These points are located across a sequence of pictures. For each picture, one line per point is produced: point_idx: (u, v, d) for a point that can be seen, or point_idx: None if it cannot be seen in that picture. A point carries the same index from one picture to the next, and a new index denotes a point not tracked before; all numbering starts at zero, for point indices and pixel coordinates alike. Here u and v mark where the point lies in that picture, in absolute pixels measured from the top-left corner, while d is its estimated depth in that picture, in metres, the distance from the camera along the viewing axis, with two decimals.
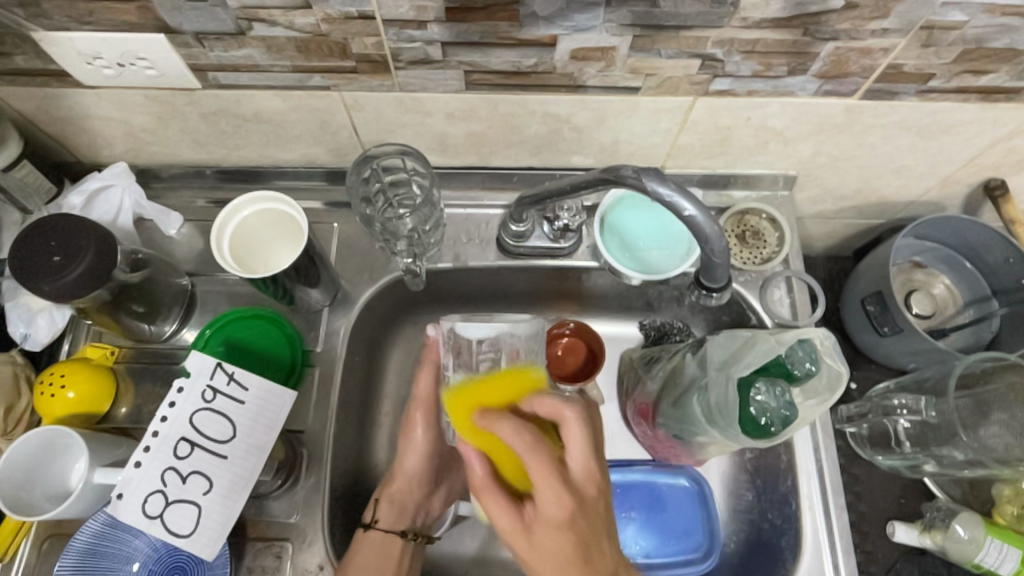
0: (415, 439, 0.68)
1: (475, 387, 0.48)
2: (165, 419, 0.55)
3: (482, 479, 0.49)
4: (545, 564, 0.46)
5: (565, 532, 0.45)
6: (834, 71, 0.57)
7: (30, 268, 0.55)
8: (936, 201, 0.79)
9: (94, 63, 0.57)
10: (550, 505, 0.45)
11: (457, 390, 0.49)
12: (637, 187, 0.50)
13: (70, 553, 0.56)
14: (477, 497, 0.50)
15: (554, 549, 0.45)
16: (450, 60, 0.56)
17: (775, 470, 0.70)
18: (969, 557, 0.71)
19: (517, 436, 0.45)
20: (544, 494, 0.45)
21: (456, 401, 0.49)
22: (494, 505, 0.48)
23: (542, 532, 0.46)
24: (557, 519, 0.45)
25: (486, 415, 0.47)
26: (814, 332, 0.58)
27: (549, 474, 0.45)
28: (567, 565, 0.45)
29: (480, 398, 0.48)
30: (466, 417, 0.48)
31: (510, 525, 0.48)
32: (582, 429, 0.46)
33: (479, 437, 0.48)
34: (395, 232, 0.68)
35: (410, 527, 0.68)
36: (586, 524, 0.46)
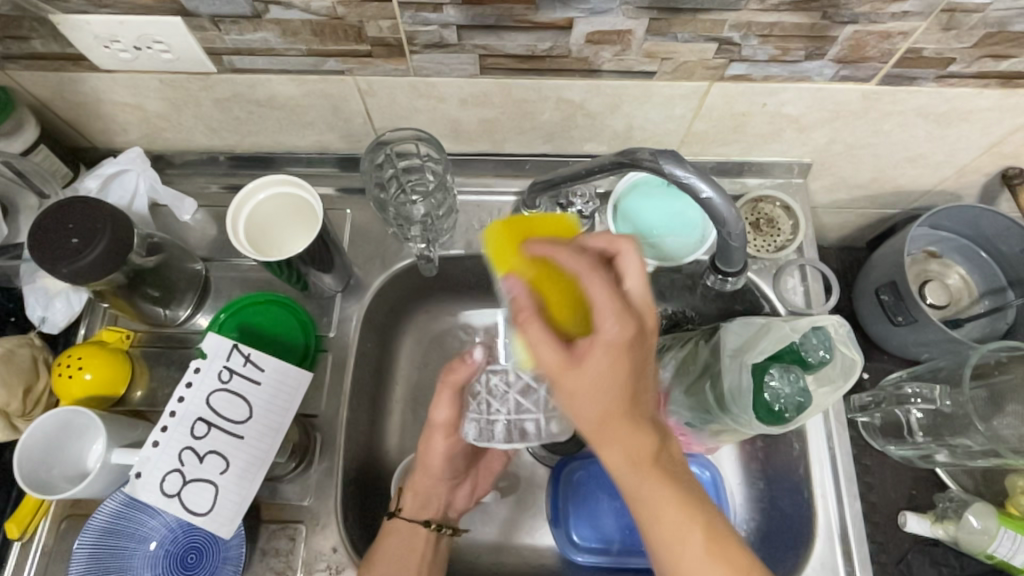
0: (435, 444, 0.65)
1: (507, 236, 0.53)
2: (182, 399, 0.55)
3: (528, 309, 0.46)
4: (596, 390, 0.43)
5: (625, 355, 0.43)
6: (852, 56, 0.57)
7: (50, 249, 0.55)
8: (952, 189, 0.78)
9: (111, 47, 0.57)
10: (610, 322, 0.43)
11: (496, 239, 0.53)
12: (654, 170, 0.50)
13: (89, 531, 0.56)
14: (517, 327, 0.47)
15: (610, 375, 0.43)
16: (464, 44, 0.56)
17: (787, 459, 0.70)
18: (982, 548, 0.70)
19: (578, 257, 0.45)
20: (608, 319, 0.43)
21: (504, 236, 0.53)
22: (547, 354, 0.44)
23: (598, 355, 0.43)
24: (621, 338, 0.43)
25: (542, 244, 0.47)
26: (830, 321, 0.59)
27: (616, 304, 0.43)
28: (621, 395, 0.44)
29: (529, 231, 0.53)
30: (512, 256, 0.51)
31: (554, 357, 0.44)
32: (637, 257, 0.46)
33: (533, 270, 0.49)
34: (408, 217, 0.68)
35: (434, 518, 0.68)
36: (642, 352, 0.44)
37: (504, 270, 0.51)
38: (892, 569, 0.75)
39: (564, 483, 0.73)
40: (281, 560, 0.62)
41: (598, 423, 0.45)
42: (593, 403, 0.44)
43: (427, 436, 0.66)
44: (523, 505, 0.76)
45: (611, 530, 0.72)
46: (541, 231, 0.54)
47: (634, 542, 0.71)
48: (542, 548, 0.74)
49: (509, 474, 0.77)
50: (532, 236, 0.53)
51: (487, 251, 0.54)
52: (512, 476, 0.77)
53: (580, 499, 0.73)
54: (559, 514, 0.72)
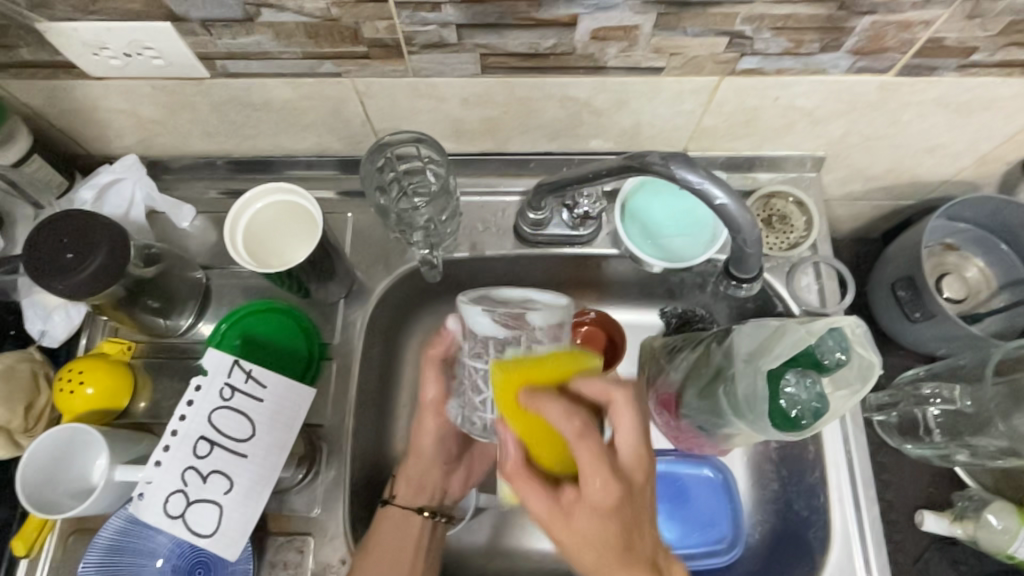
0: (425, 425, 0.64)
1: (514, 379, 0.44)
2: (183, 418, 0.54)
3: (515, 454, 0.46)
4: (584, 541, 0.46)
5: (612, 517, 0.45)
6: (869, 47, 0.54)
7: (46, 265, 0.54)
8: (971, 179, 0.76)
9: (100, 54, 0.55)
10: (598, 492, 0.45)
11: (500, 381, 0.45)
12: (664, 174, 0.48)
13: (94, 549, 0.56)
14: (506, 480, 0.47)
15: (597, 531, 0.46)
16: (465, 43, 0.54)
17: (803, 461, 0.69)
18: (1002, 548, 0.68)
19: (567, 421, 0.43)
20: (592, 483, 0.44)
21: (506, 381, 0.45)
22: (536, 503, 0.46)
23: (583, 514, 0.45)
24: (603, 504, 0.45)
25: (533, 394, 0.44)
26: (848, 320, 0.55)
27: (608, 473, 0.44)
28: (612, 537, 0.46)
29: (530, 375, 0.45)
30: (514, 410, 0.44)
31: (544, 508, 0.46)
32: (630, 408, 0.46)
33: (522, 423, 0.44)
34: (411, 223, 0.66)
35: (429, 506, 0.68)
36: (631, 510, 0.46)
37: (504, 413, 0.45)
38: (910, 568, 0.74)
39: None
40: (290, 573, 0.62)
41: (598, 566, 0.47)
42: (586, 550, 0.47)
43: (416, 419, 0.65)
44: None
45: None
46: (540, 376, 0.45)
47: None
48: (553, 552, 0.73)
49: None
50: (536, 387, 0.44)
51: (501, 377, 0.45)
52: None
53: None
54: None
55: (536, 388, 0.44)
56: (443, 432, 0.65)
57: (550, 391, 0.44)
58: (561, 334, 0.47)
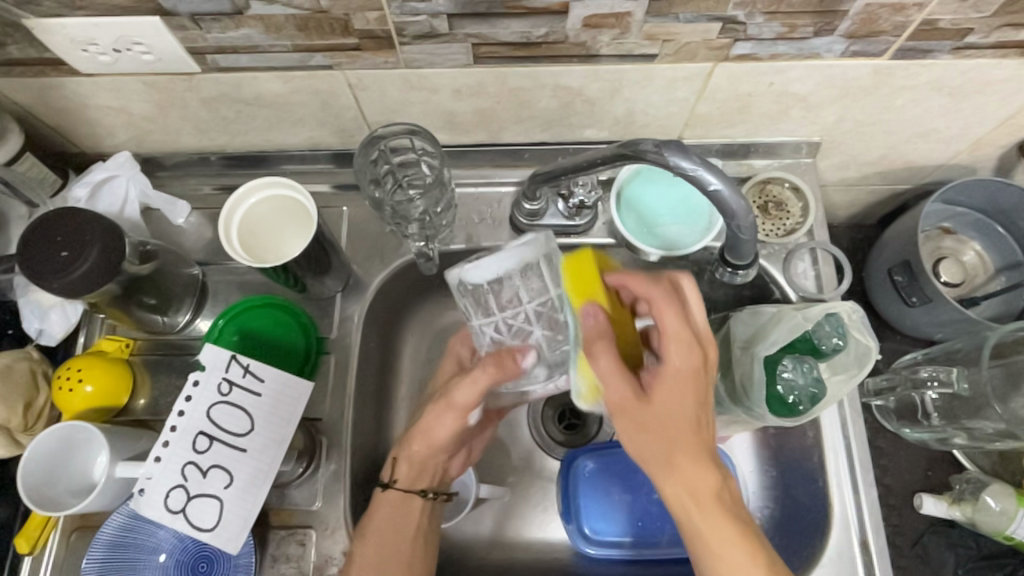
0: (443, 418, 0.62)
1: (588, 262, 0.50)
2: (181, 413, 0.54)
3: (603, 335, 0.48)
4: (665, 421, 0.46)
5: (693, 383, 0.47)
6: (863, 30, 0.54)
7: (40, 264, 0.54)
8: (967, 163, 0.75)
9: (89, 50, 0.55)
10: (679, 354, 0.47)
11: (572, 269, 0.50)
12: (658, 161, 0.48)
13: (97, 546, 0.56)
14: (586, 354, 0.48)
15: (682, 404, 0.46)
16: (456, 33, 0.54)
17: (800, 447, 0.69)
18: (1000, 529, 0.68)
19: (653, 287, 0.50)
20: (673, 336, 0.48)
21: (582, 264, 0.50)
22: (617, 384, 0.47)
23: (666, 386, 0.47)
24: (687, 368, 0.47)
25: (617, 274, 0.51)
26: (843, 306, 0.56)
27: (686, 335, 0.48)
28: (684, 429, 0.46)
29: (600, 268, 0.52)
30: (595, 284, 0.49)
31: (625, 392, 0.47)
32: (698, 291, 0.50)
33: (610, 303, 0.49)
34: (406, 215, 0.66)
35: (429, 487, 0.66)
36: (708, 382, 0.48)
37: (576, 306, 0.49)
38: (908, 551, 0.75)
39: (575, 474, 0.73)
40: (292, 566, 0.62)
41: (662, 448, 0.46)
42: (653, 434, 0.46)
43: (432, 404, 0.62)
44: (533, 499, 0.75)
45: (624, 523, 0.71)
46: (602, 266, 0.53)
47: (646, 537, 0.71)
48: (554, 541, 0.73)
49: (517, 468, 0.76)
50: (603, 274, 0.52)
51: (563, 275, 0.50)
52: (521, 470, 0.76)
53: (592, 488, 0.72)
54: (569, 509, 0.71)
55: (614, 273, 0.52)
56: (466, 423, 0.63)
57: (624, 276, 0.52)
58: (601, 260, 0.53)
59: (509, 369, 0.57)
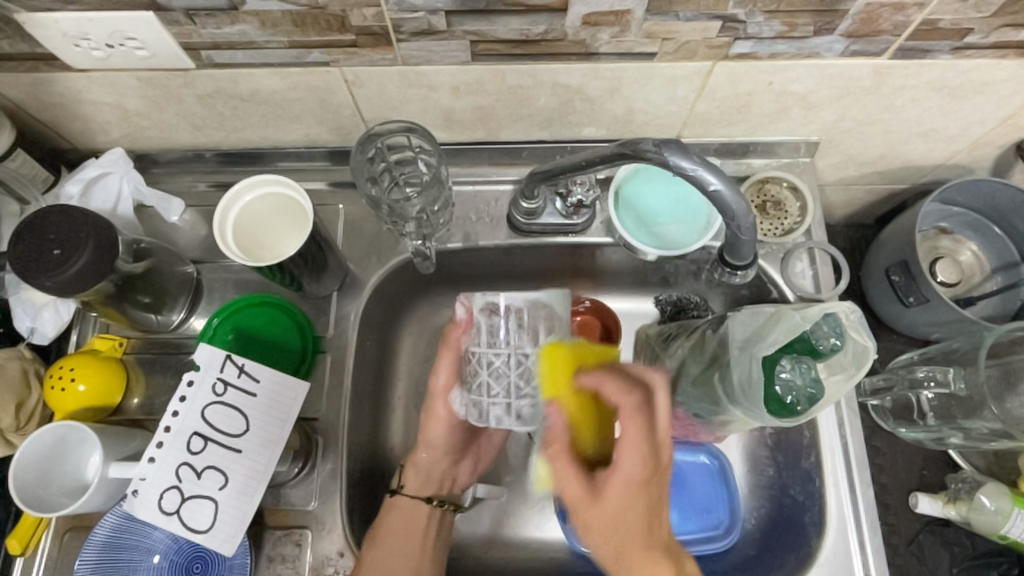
0: (436, 416, 0.63)
1: (564, 355, 0.47)
2: (176, 414, 0.54)
3: (561, 438, 0.48)
4: (610, 526, 0.46)
5: (642, 492, 0.46)
6: (864, 29, 0.53)
7: (30, 261, 0.53)
8: (964, 163, 0.75)
9: (81, 45, 0.54)
10: (632, 466, 0.46)
11: (547, 365, 0.47)
12: (658, 161, 0.48)
13: (90, 547, 0.56)
14: (545, 454, 0.49)
15: (626, 512, 0.46)
16: (454, 30, 0.53)
17: (797, 447, 0.69)
18: (994, 529, 0.69)
19: (623, 394, 0.46)
20: (628, 461, 0.46)
21: (555, 362, 0.47)
22: (571, 488, 0.47)
23: (616, 490, 0.46)
24: (637, 478, 0.46)
25: (593, 374, 0.47)
26: (841, 306, 0.56)
27: (643, 449, 0.46)
28: (637, 530, 0.46)
29: (578, 356, 0.48)
30: (563, 381, 0.47)
31: (579, 492, 0.47)
32: (667, 394, 0.47)
33: (579, 403, 0.47)
34: (403, 214, 0.65)
35: (437, 495, 0.68)
36: (659, 485, 0.47)
37: (552, 397, 0.47)
38: (904, 551, 0.75)
39: None
40: (287, 566, 0.62)
41: (620, 548, 0.47)
42: (613, 532, 0.47)
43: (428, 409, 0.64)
44: (530, 498, 0.75)
45: None
46: (586, 355, 0.50)
47: None
48: (550, 541, 0.73)
49: (514, 468, 0.76)
50: (580, 362, 0.48)
51: (537, 365, 0.47)
52: (518, 470, 0.76)
53: None
54: (567, 509, 0.71)
55: (593, 370, 0.47)
56: (457, 422, 0.63)
57: (595, 368, 0.48)
58: (601, 357, 0.51)
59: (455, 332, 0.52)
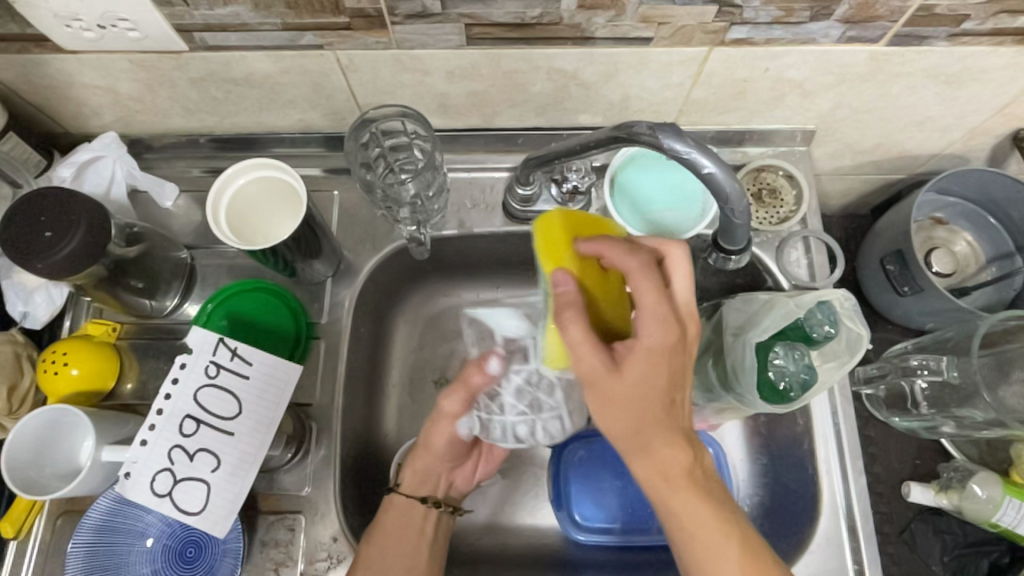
0: (440, 428, 0.64)
1: (555, 226, 0.55)
2: (168, 397, 0.53)
3: (573, 305, 0.49)
4: (631, 399, 0.47)
5: (665, 360, 0.48)
6: (860, 15, 0.53)
7: (22, 243, 0.53)
8: (960, 153, 0.75)
9: (72, 26, 0.54)
10: (654, 330, 0.48)
11: (544, 233, 0.55)
12: (652, 144, 0.48)
13: (83, 530, 0.56)
14: (557, 322, 0.49)
15: (649, 378, 0.47)
16: (449, 12, 0.53)
17: (791, 434, 0.69)
18: (985, 517, 0.69)
19: (631, 255, 0.51)
20: (650, 330, 0.48)
21: (550, 229, 0.55)
22: (590, 360, 0.48)
23: (638, 361, 0.47)
24: (660, 342, 0.48)
25: (591, 243, 0.52)
26: (835, 294, 0.56)
27: (662, 313, 0.49)
28: (652, 405, 0.47)
29: (579, 228, 0.56)
30: (562, 250, 0.53)
31: (597, 364, 0.48)
32: (686, 260, 0.52)
33: (578, 266, 0.52)
34: (398, 199, 0.65)
35: (433, 496, 0.67)
36: (680, 357, 0.49)
37: (548, 274, 0.51)
38: (895, 538, 0.76)
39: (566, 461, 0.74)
40: (281, 551, 0.62)
41: (634, 430, 0.48)
42: (623, 412, 0.48)
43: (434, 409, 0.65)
44: (524, 486, 0.75)
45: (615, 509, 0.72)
46: (588, 228, 0.57)
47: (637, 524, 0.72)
48: (545, 528, 0.73)
49: (508, 455, 0.76)
50: (581, 236, 0.55)
51: (536, 241, 0.55)
52: (512, 457, 0.76)
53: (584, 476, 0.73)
54: (560, 494, 0.72)
55: (590, 239, 0.53)
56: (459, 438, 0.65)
57: (602, 238, 0.53)
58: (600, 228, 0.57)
59: (475, 381, 0.62)
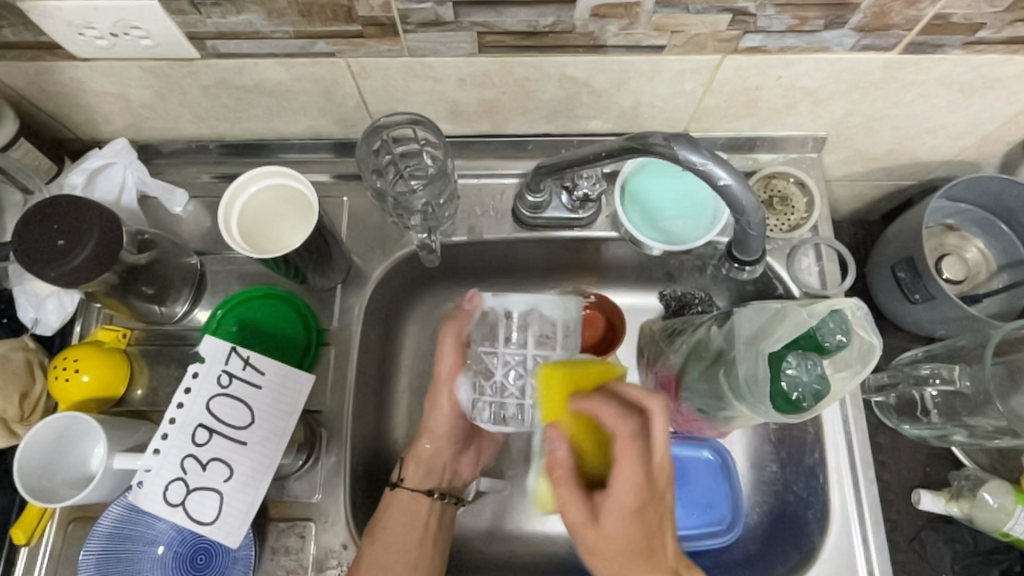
0: (441, 400, 0.66)
1: (560, 382, 0.51)
2: (181, 406, 0.54)
3: (563, 466, 0.50)
4: (610, 549, 0.49)
5: (637, 519, 0.47)
6: (875, 24, 0.53)
7: (35, 251, 0.53)
8: (973, 159, 0.75)
9: (85, 34, 0.54)
10: (627, 493, 0.47)
11: (546, 383, 0.51)
12: (667, 155, 0.47)
13: (95, 537, 0.55)
14: (551, 479, 0.51)
15: (625, 538, 0.48)
16: (462, 21, 0.53)
17: (801, 442, 0.69)
18: (997, 526, 0.69)
19: (620, 420, 0.47)
20: (624, 477, 0.46)
21: (551, 381, 0.51)
22: (574, 514, 0.49)
23: (614, 517, 0.47)
24: (633, 506, 0.47)
25: (585, 399, 0.49)
26: (847, 302, 0.55)
27: (638, 465, 0.46)
28: (632, 539, 0.48)
29: (577, 380, 0.51)
30: (561, 406, 0.50)
31: (580, 518, 0.49)
32: (665, 416, 0.47)
33: (574, 424, 0.49)
34: (409, 207, 0.65)
35: (438, 488, 0.69)
36: (654, 515, 0.48)
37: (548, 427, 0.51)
38: (906, 547, 0.75)
39: None
40: (291, 558, 0.62)
41: (613, 541, 0.48)
42: (605, 549, 0.49)
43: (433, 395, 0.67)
44: None
45: None
46: (590, 382, 0.52)
47: None
48: (553, 535, 0.73)
49: (517, 462, 0.76)
50: (580, 385, 0.51)
51: (538, 392, 0.52)
52: (520, 464, 0.76)
53: None
54: None
55: (586, 394, 0.49)
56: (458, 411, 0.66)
57: (592, 394, 0.49)
58: (602, 378, 0.52)
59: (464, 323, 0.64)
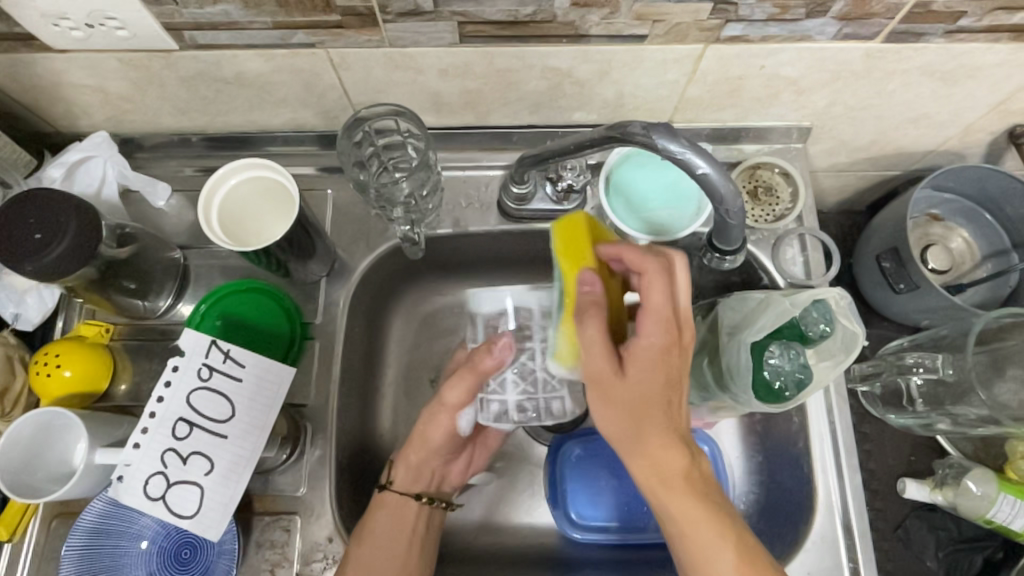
0: (440, 419, 0.65)
1: (582, 230, 0.54)
2: (161, 400, 0.54)
3: (597, 305, 0.50)
4: (636, 400, 0.48)
5: (663, 369, 0.49)
6: (856, 12, 0.53)
7: (12, 246, 0.53)
8: (957, 149, 0.75)
9: (59, 25, 0.53)
10: (652, 337, 0.49)
11: (565, 235, 0.54)
12: (646, 144, 0.47)
13: (77, 532, 0.56)
14: (578, 317, 0.50)
15: (651, 381, 0.48)
16: (441, 11, 0.52)
17: (785, 432, 0.70)
18: (981, 513, 0.69)
19: (645, 258, 0.51)
20: (654, 331, 0.49)
21: (568, 232, 0.55)
22: (598, 360, 0.49)
23: (642, 360, 0.49)
24: (660, 354, 0.49)
25: (610, 248, 0.53)
26: (830, 292, 0.55)
27: (666, 316, 0.49)
28: (653, 412, 0.48)
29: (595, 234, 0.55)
30: (584, 249, 0.53)
31: (604, 365, 0.49)
32: (687, 270, 0.52)
33: (596, 267, 0.53)
34: (391, 198, 0.64)
35: (426, 492, 0.68)
36: (677, 364, 0.50)
37: (570, 274, 0.52)
38: (891, 535, 0.76)
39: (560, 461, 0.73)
40: (277, 552, 0.62)
41: (630, 419, 0.49)
42: (621, 416, 0.49)
43: (430, 410, 0.65)
44: (520, 485, 0.75)
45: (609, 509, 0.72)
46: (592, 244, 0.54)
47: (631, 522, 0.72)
48: (541, 526, 0.73)
49: (504, 454, 0.76)
50: (600, 245, 0.54)
51: (556, 238, 0.55)
52: (508, 456, 0.76)
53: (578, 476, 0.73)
54: (556, 495, 0.72)
55: (612, 244, 0.53)
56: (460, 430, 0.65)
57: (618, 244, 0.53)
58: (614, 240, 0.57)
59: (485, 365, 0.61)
